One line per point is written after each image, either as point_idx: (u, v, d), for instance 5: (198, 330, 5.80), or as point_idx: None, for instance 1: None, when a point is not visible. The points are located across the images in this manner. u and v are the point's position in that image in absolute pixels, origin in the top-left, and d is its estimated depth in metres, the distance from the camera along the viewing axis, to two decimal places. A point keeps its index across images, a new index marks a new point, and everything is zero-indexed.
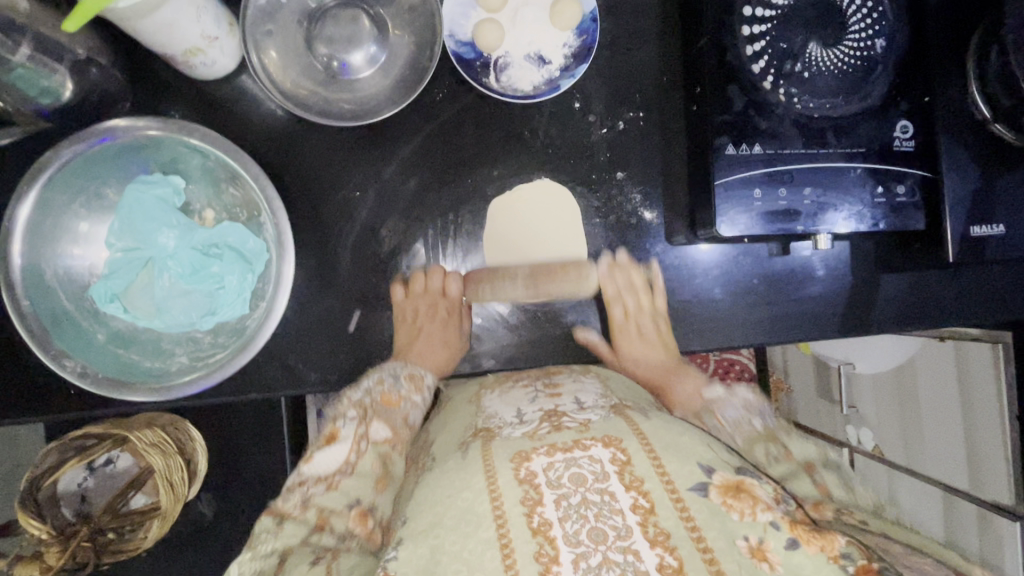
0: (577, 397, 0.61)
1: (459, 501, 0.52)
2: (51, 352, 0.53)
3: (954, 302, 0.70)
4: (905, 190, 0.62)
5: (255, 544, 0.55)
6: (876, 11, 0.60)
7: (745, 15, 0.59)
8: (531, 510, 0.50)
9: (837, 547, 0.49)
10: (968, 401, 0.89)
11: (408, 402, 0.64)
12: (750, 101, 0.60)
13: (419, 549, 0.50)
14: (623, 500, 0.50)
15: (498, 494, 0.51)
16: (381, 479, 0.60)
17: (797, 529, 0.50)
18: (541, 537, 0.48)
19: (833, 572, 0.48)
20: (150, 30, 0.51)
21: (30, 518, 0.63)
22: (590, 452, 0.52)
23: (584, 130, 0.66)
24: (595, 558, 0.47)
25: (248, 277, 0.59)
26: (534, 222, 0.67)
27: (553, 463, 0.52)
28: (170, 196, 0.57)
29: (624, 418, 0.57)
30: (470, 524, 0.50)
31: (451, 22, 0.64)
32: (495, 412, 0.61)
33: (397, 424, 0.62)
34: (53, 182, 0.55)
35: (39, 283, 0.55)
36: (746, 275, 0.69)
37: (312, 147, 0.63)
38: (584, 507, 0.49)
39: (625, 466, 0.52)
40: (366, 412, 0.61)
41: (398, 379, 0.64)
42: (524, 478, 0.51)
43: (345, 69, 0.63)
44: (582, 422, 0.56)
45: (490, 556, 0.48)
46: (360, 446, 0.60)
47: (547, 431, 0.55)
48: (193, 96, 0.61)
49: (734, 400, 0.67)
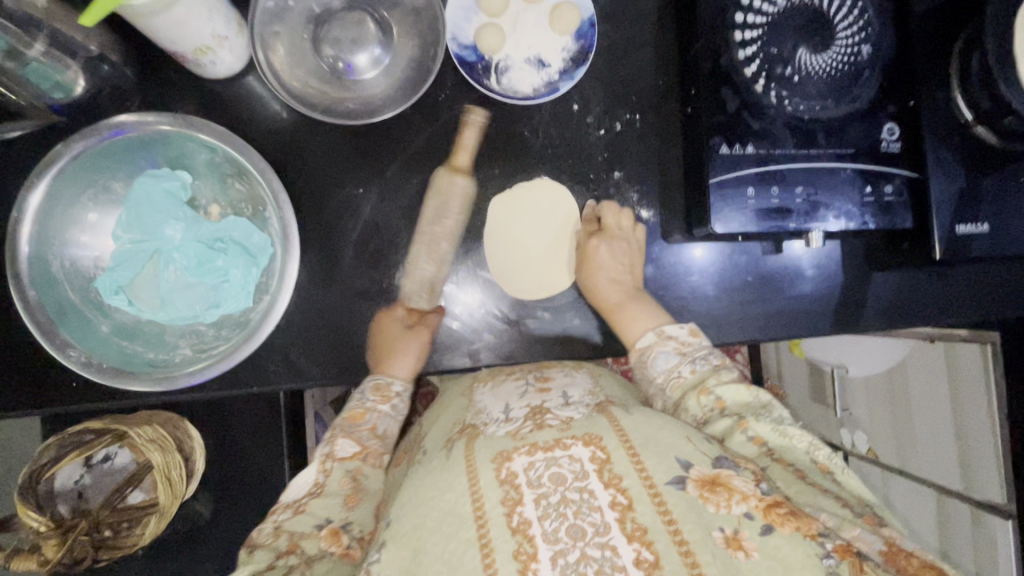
0: (565, 393, 0.69)
1: (443, 502, 0.54)
2: (55, 341, 0.54)
3: (943, 301, 0.72)
4: (894, 189, 0.64)
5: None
6: (863, 19, 0.63)
7: (738, 21, 0.62)
8: (510, 509, 0.52)
9: (814, 527, 0.50)
10: (958, 402, 0.90)
11: (374, 414, 0.67)
12: (743, 103, 0.62)
13: (402, 551, 0.53)
14: (602, 497, 0.51)
15: (479, 495, 0.53)
16: (351, 495, 0.63)
17: (772, 515, 0.51)
18: (519, 536, 0.50)
19: (813, 549, 0.49)
20: (163, 26, 0.52)
21: (30, 510, 0.67)
22: (570, 451, 0.55)
23: (583, 131, 0.68)
24: (573, 554, 0.49)
25: (253, 270, 0.60)
26: (518, 213, 0.68)
27: (534, 462, 0.55)
28: (178, 190, 0.58)
29: (604, 416, 0.60)
30: (451, 524, 0.52)
31: (454, 25, 0.66)
32: (484, 409, 0.68)
33: (364, 439, 0.66)
34: (63, 175, 0.56)
35: (46, 273, 0.56)
36: (740, 274, 0.71)
37: (316, 145, 0.65)
38: (563, 506, 0.51)
39: (604, 464, 0.54)
40: (334, 431, 0.66)
41: (363, 395, 0.66)
42: (506, 477, 0.54)
43: (350, 70, 0.65)
44: (563, 422, 0.60)
45: (470, 555, 0.50)
46: (326, 466, 0.64)
47: (529, 430, 0.60)
48: (200, 93, 0.62)
49: (666, 346, 0.65)
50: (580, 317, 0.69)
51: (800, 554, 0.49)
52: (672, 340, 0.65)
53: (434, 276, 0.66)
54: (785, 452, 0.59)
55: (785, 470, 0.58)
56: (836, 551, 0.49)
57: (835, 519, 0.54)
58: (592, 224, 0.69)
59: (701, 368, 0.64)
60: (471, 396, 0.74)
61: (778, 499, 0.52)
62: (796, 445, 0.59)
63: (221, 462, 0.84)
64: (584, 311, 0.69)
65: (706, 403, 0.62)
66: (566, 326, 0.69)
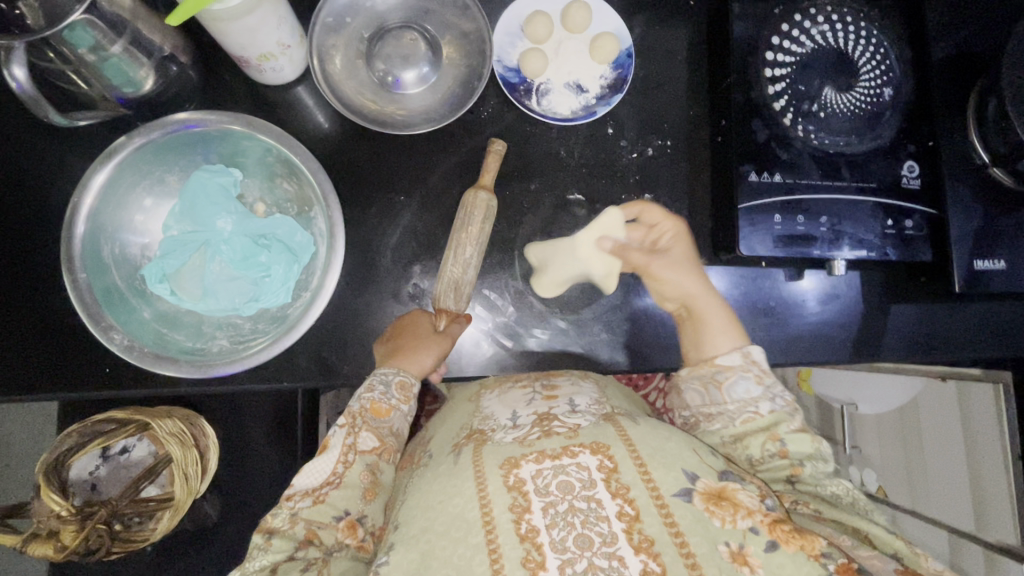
0: (572, 400, 0.62)
1: (449, 508, 0.51)
2: (101, 324, 0.56)
3: (961, 336, 0.74)
4: (914, 224, 0.66)
5: (246, 561, 0.55)
6: (885, 63, 0.67)
7: (768, 59, 0.65)
8: (519, 517, 0.49)
9: (818, 546, 0.49)
10: (970, 442, 0.91)
11: (397, 414, 0.62)
12: (771, 134, 0.65)
13: (409, 553, 0.49)
14: (610, 507, 0.49)
15: (486, 500, 0.50)
16: (370, 490, 0.59)
17: (777, 531, 0.49)
18: (528, 543, 0.48)
19: (815, 569, 0.48)
20: (235, 32, 0.55)
21: (52, 493, 0.68)
22: (577, 459, 0.52)
23: (616, 153, 0.71)
24: (581, 564, 0.46)
25: (294, 267, 0.61)
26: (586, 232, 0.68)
27: (541, 470, 0.51)
28: (231, 185, 0.62)
29: (613, 423, 0.56)
30: (461, 529, 0.49)
31: (501, 49, 0.69)
32: (492, 415, 0.62)
33: (384, 434, 0.61)
34: (123, 167, 0.60)
35: (97, 259, 0.59)
36: (763, 298, 0.73)
37: (362, 151, 0.67)
38: (571, 515, 0.48)
39: (612, 473, 0.51)
40: (355, 421, 0.60)
41: (388, 388, 0.61)
42: (514, 484, 0.51)
43: (397, 84, 0.69)
44: (571, 428, 0.56)
45: (479, 560, 0.47)
46: (346, 454, 0.59)
47: (536, 436, 0.55)
48: (258, 98, 0.66)
49: (747, 373, 0.60)
50: (608, 332, 0.70)
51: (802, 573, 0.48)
52: (754, 367, 0.61)
53: (462, 278, 0.64)
54: None
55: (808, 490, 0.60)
56: (839, 573, 0.48)
57: (853, 540, 0.56)
58: (652, 245, 0.67)
59: (779, 409, 0.60)
60: (479, 401, 0.66)
61: (782, 516, 0.51)
62: None
63: (236, 463, 0.85)
64: (611, 326, 0.70)
65: (770, 449, 0.59)
66: (593, 339, 0.70)
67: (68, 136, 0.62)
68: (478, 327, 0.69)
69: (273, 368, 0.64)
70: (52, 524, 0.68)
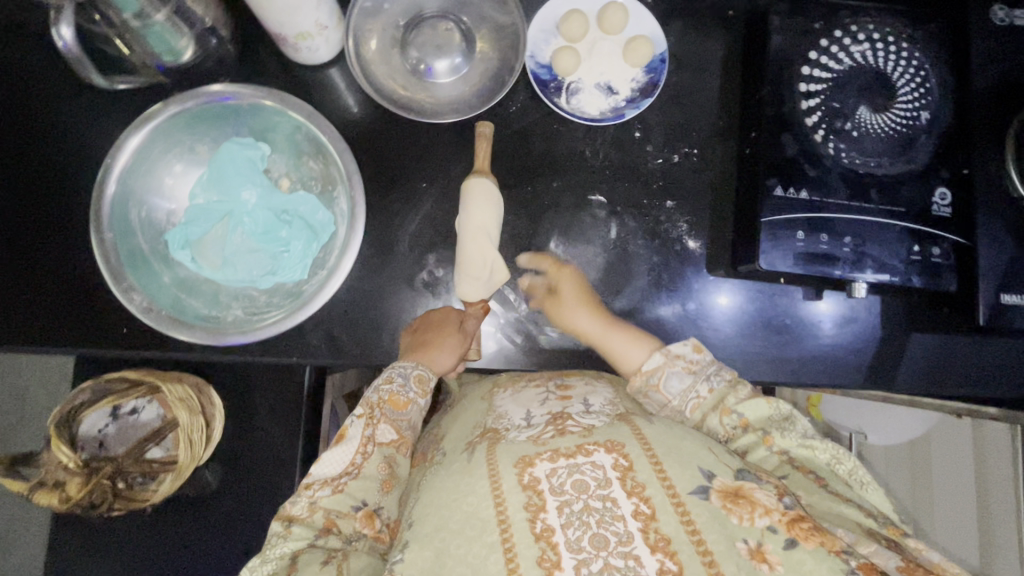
0: (586, 401, 0.60)
1: (464, 506, 0.50)
2: (122, 285, 0.58)
3: (980, 370, 0.72)
4: (942, 252, 0.64)
5: (266, 549, 0.56)
6: (925, 86, 0.65)
7: (804, 73, 0.65)
8: (534, 516, 0.48)
9: (837, 543, 0.48)
10: (981, 487, 0.87)
11: (414, 407, 0.63)
12: (801, 149, 0.64)
13: (423, 552, 0.49)
14: (625, 506, 0.48)
15: (501, 498, 0.49)
16: (387, 481, 0.59)
17: (795, 529, 0.48)
18: (542, 543, 0.47)
19: (836, 565, 0.47)
20: (276, 10, 0.55)
21: (61, 445, 0.72)
22: (592, 458, 0.50)
23: (642, 157, 0.71)
24: (597, 565, 0.45)
25: (313, 245, 0.62)
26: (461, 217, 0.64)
27: (556, 469, 0.50)
28: (258, 159, 0.62)
29: (628, 423, 0.54)
30: (475, 528, 0.49)
31: (534, 45, 0.70)
32: (505, 414, 0.61)
33: (403, 427, 0.62)
34: (156, 133, 0.62)
35: (124, 220, 0.61)
36: (778, 315, 0.72)
37: (389, 136, 0.68)
38: (586, 515, 0.47)
39: (627, 472, 0.50)
40: (374, 412, 0.60)
41: (407, 382, 0.62)
42: (529, 483, 0.50)
43: (429, 72, 0.69)
44: (585, 428, 0.54)
45: (494, 559, 0.47)
46: (366, 446, 0.59)
47: (551, 435, 0.53)
48: (292, 77, 0.67)
49: (675, 367, 0.60)
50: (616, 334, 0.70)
51: (822, 567, 0.47)
52: (678, 359, 0.60)
53: (472, 265, 0.64)
54: (806, 460, 0.56)
55: (806, 478, 0.55)
56: (860, 569, 0.47)
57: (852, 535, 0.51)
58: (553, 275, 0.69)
59: (718, 386, 0.59)
60: (491, 400, 0.65)
61: (800, 513, 0.49)
62: (820, 455, 0.56)
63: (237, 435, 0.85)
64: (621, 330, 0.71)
65: (728, 422, 0.58)
66: None
67: (106, 100, 0.63)
68: (490, 323, 0.70)
69: (283, 342, 0.65)
70: (59, 474, 0.72)
